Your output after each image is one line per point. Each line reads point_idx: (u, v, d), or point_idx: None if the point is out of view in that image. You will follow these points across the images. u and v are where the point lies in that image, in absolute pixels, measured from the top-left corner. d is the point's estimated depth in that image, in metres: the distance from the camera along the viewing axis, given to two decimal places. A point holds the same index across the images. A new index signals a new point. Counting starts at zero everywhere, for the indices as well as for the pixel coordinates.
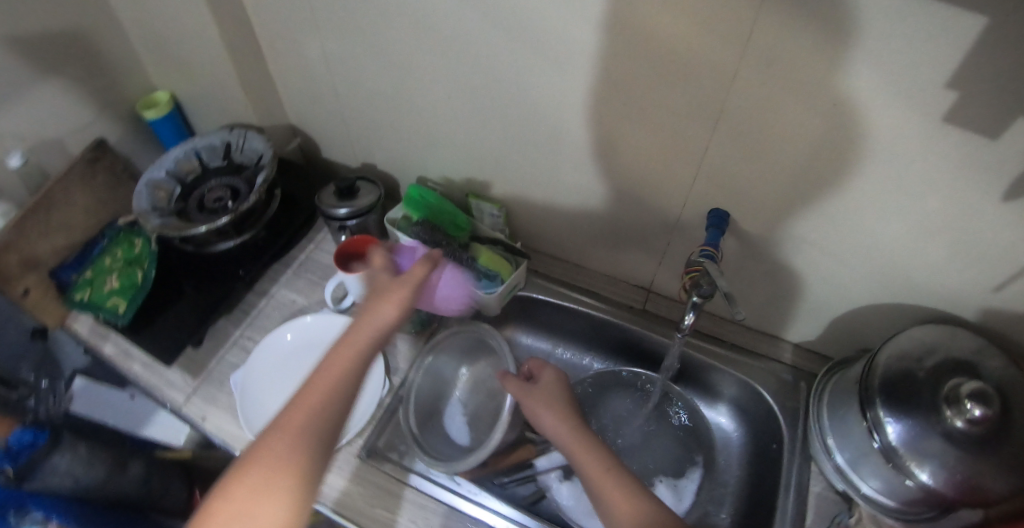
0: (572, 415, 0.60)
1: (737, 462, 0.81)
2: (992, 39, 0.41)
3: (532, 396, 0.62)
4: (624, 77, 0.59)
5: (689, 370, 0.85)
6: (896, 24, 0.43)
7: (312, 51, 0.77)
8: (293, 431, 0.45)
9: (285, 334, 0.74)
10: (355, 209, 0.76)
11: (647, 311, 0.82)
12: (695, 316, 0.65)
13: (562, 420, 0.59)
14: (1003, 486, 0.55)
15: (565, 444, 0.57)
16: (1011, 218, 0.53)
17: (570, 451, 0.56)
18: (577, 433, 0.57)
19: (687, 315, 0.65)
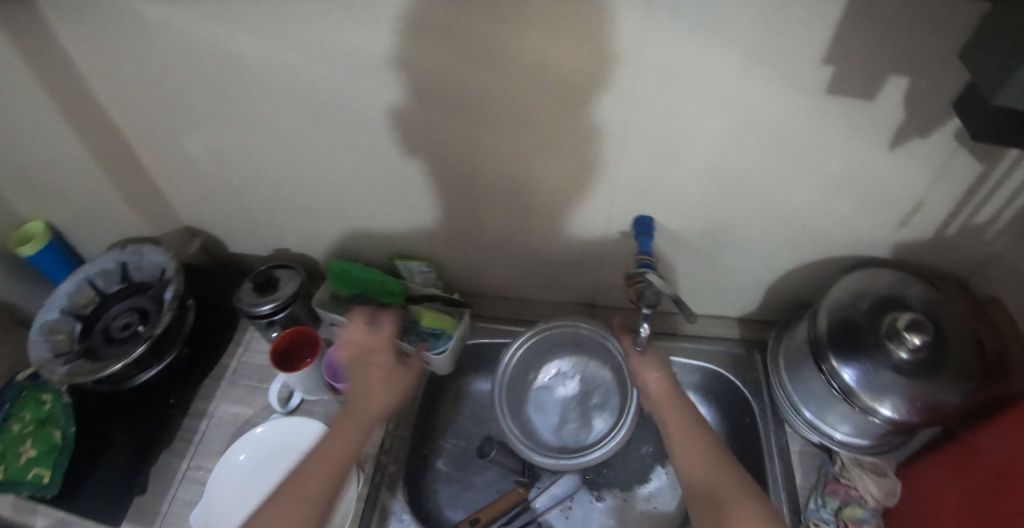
0: (671, 377, 0.67)
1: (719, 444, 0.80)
2: (856, 17, 0.46)
3: (639, 359, 0.69)
4: (527, 113, 0.59)
5: None
6: (774, 18, 0.47)
7: (197, 151, 0.72)
8: (310, 480, 0.54)
9: (239, 455, 0.68)
10: (279, 301, 0.73)
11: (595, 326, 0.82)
12: (649, 326, 0.65)
13: (663, 383, 0.66)
14: (954, 398, 0.60)
15: (659, 397, 0.66)
16: (900, 161, 0.59)
17: (662, 406, 0.65)
18: (671, 392, 0.65)
19: (642, 328, 0.65)
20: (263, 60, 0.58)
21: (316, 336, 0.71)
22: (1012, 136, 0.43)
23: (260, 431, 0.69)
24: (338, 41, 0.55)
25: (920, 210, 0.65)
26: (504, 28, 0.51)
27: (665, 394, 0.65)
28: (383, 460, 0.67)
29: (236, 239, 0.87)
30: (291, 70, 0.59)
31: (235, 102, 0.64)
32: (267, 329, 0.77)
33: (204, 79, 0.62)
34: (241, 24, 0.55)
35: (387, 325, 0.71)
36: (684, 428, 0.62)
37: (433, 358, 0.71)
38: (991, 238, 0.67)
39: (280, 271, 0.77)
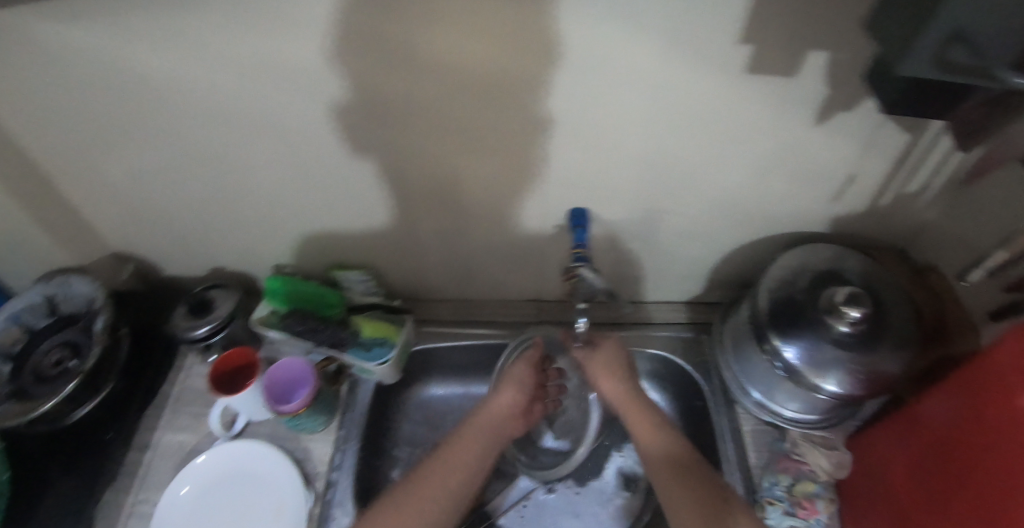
0: (627, 381, 0.66)
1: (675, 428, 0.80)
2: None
3: (593, 364, 0.68)
4: (446, 112, 0.57)
5: None
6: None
7: (113, 175, 0.69)
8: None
9: (182, 488, 0.65)
10: (215, 323, 0.71)
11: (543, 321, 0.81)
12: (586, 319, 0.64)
13: (621, 386, 0.66)
14: (893, 367, 0.61)
15: (618, 402, 0.65)
16: (828, 136, 0.59)
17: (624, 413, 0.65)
18: (631, 395, 0.65)
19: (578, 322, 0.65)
20: (164, 76, 0.55)
21: (255, 356, 0.69)
22: (923, 106, 0.42)
23: (202, 460, 0.67)
24: (241, 51, 0.52)
25: (852, 184, 0.65)
26: (414, 30, 0.49)
27: (624, 397, 0.65)
28: (335, 476, 0.67)
29: (169, 261, 0.84)
30: (197, 84, 0.56)
31: (144, 121, 0.61)
32: (205, 351, 0.74)
33: (105, 99, 0.58)
34: (133, 38, 0.51)
35: (325, 338, 0.68)
36: (646, 426, 0.62)
37: (373, 368, 0.70)
38: (923, 205, 0.68)
39: (214, 291, 0.74)
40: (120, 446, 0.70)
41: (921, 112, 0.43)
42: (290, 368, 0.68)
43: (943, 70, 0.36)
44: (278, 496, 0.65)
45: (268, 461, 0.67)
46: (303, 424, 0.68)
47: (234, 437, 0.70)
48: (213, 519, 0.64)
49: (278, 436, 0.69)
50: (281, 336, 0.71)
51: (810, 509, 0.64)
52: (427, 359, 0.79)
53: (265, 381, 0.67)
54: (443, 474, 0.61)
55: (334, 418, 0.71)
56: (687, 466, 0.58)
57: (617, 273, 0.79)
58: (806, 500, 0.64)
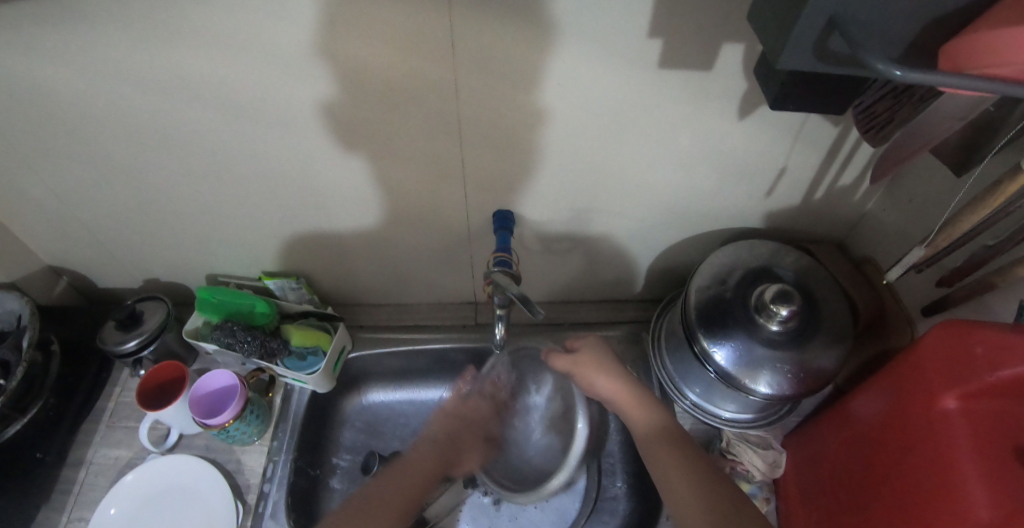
0: (628, 378, 0.62)
1: None
2: None
3: (579, 365, 0.65)
4: (356, 115, 0.55)
5: None
6: None
7: (33, 189, 0.67)
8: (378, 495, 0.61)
9: (111, 508, 0.65)
10: (144, 336, 0.69)
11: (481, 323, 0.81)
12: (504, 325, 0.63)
13: (610, 380, 0.62)
14: (827, 364, 0.60)
15: (618, 396, 0.61)
16: (752, 132, 0.58)
17: (624, 412, 0.61)
18: (631, 391, 0.61)
19: (496, 328, 0.63)
20: (65, 87, 0.53)
21: (184, 369, 0.68)
22: (812, 100, 0.42)
23: (132, 477, 0.66)
24: (139, 59, 0.50)
25: (784, 178, 0.64)
26: (313, 34, 0.47)
27: (622, 391, 0.61)
28: (267, 488, 0.66)
29: (104, 273, 0.82)
30: (99, 94, 0.54)
31: (54, 134, 0.59)
32: (136, 365, 0.73)
33: (8, 112, 0.56)
34: (24, 50, 0.49)
35: (255, 348, 0.67)
36: (644, 418, 0.58)
37: (304, 378, 0.68)
38: (859, 198, 0.67)
39: (144, 304, 0.73)
40: (53, 463, 0.70)
41: (810, 109, 0.43)
42: (221, 379, 0.67)
43: (820, 59, 0.35)
44: (208, 511, 0.65)
45: (200, 477, 0.67)
46: (235, 437, 0.66)
47: (167, 451, 0.69)
48: None
49: (212, 448, 0.69)
50: (214, 347, 0.70)
51: None
52: (365, 365, 0.78)
53: (192, 395, 0.66)
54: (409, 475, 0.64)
55: (267, 428, 0.70)
56: (674, 443, 0.55)
57: (556, 273, 0.78)
58: None
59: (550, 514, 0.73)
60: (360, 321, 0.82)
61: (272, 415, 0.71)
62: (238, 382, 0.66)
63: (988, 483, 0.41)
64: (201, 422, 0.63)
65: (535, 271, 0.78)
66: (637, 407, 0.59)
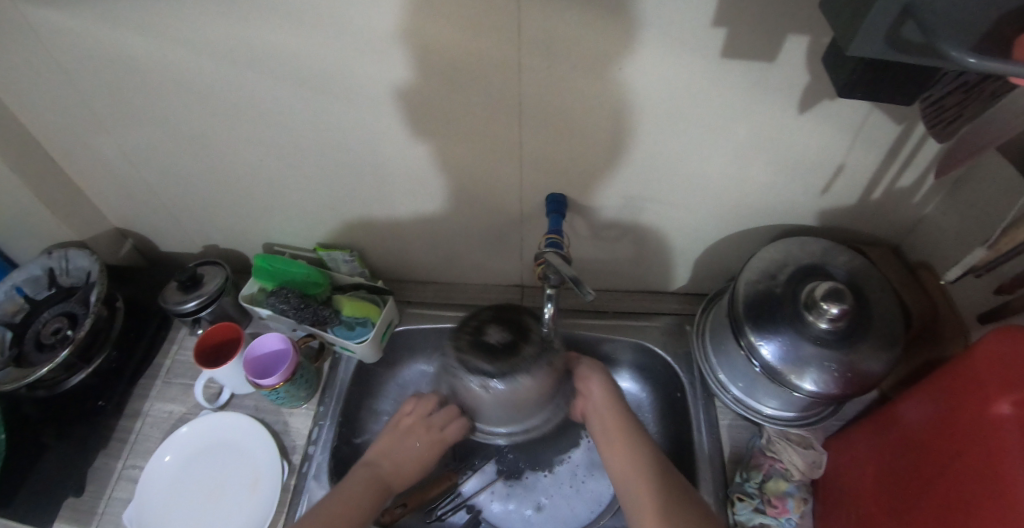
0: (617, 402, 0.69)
1: (653, 418, 0.81)
2: None
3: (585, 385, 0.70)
4: (417, 91, 0.57)
5: (582, 349, 0.84)
6: None
7: (108, 152, 0.71)
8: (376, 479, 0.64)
9: (165, 456, 0.69)
10: (203, 298, 0.72)
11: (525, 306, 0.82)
12: (553, 306, 0.63)
13: (602, 392, 0.70)
14: (876, 366, 0.59)
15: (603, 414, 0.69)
16: (813, 127, 0.57)
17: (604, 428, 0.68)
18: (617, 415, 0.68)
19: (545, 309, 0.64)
20: (149, 55, 0.56)
21: (240, 331, 0.71)
22: (877, 90, 0.42)
23: (186, 429, 0.70)
24: (220, 30, 0.53)
25: (841, 176, 0.63)
26: (383, 11, 0.49)
27: (608, 410, 0.68)
28: (312, 450, 0.68)
29: (166, 237, 0.86)
30: (182, 65, 0.57)
31: (133, 99, 0.62)
32: (194, 325, 0.77)
33: (94, 76, 0.60)
34: (117, 18, 0.53)
35: (308, 315, 0.70)
36: (620, 443, 0.65)
37: (354, 346, 0.71)
38: (918, 200, 0.66)
39: (205, 268, 0.76)
40: (111, 413, 0.74)
41: (873, 100, 0.43)
42: (274, 341, 0.70)
43: (891, 48, 0.35)
44: (256, 467, 0.68)
45: (248, 434, 0.70)
46: (284, 399, 0.69)
47: (218, 408, 0.72)
48: (195, 486, 0.68)
49: (261, 408, 0.72)
50: (269, 313, 0.73)
51: (780, 507, 0.64)
52: (408, 339, 0.80)
53: (246, 356, 0.69)
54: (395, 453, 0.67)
55: (315, 393, 0.72)
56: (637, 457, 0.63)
57: (601, 261, 0.79)
58: (776, 499, 0.64)
59: (582, 497, 0.74)
60: (406, 297, 0.84)
61: (320, 381, 0.73)
62: (290, 346, 0.69)
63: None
64: (253, 382, 0.66)
65: (579, 258, 0.79)
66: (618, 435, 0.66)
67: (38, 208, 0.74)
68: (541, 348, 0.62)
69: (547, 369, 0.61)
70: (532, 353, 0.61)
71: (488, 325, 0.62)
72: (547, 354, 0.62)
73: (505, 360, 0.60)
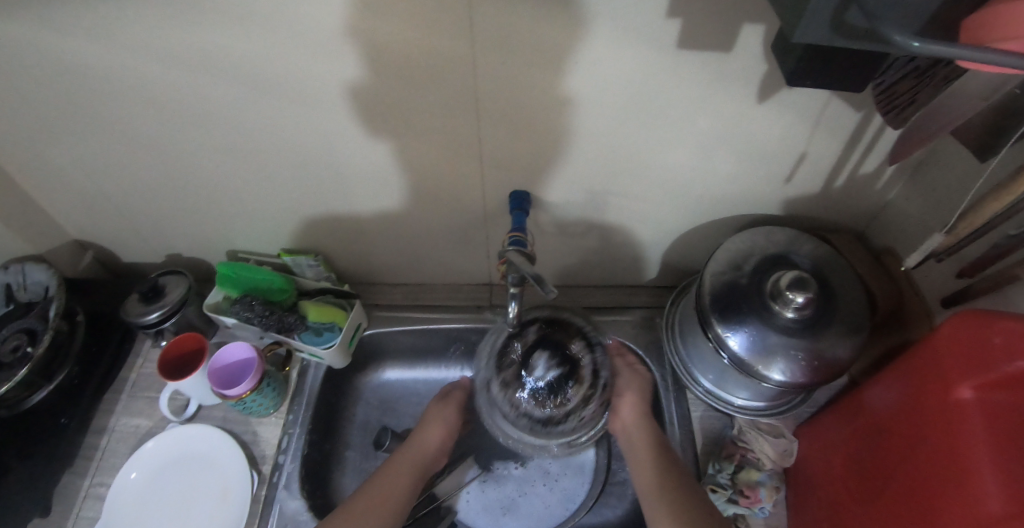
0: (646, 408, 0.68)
1: None
2: None
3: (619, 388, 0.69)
4: (374, 91, 0.56)
5: None
6: None
7: (59, 162, 0.69)
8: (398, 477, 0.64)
9: (131, 473, 0.67)
10: (165, 308, 0.71)
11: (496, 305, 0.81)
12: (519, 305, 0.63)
13: (633, 411, 0.67)
14: (842, 353, 0.59)
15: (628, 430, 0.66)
16: (772, 116, 0.57)
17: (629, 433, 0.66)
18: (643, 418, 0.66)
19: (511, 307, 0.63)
20: (92, 61, 0.54)
21: (204, 342, 0.69)
22: (829, 78, 0.42)
23: (152, 444, 0.69)
24: (163, 33, 0.51)
25: (803, 164, 0.63)
26: (332, 9, 0.48)
27: (636, 429, 0.66)
28: (281, 460, 0.67)
29: (126, 247, 0.84)
30: (126, 69, 0.55)
31: (80, 107, 0.60)
32: (157, 337, 0.75)
33: (36, 84, 0.58)
34: (53, 23, 0.51)
35: (273, 323, 0.70)
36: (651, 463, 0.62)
37: (322, 353, 0.70)
38: (880, 186, 0.66)
39: (167, 278, 0.75)
40: (75, 431, 0.72)
41: (827, 88, 0.43)
42: (240, 350, 0.69)
43: (837, 35, 0.34)
44: (225, 479, 0.67)
45: (217, 446, 0.69)
46: (251, 408, 0.68)
47: (186, 421, 0.71)
48: (163, 502, 0.66)
49: (229, 419, 0.71)
50: (234, 321, 0.72)
51: (752, 497, 0.64)
52: (379, 342, 0.79)
53: (211, 367, 0.68)
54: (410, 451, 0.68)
55: (284, 401, 0.71)
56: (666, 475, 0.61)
57: (570, 257, 0.79)
58: (748, 489, 0.64)
59: (556, 495, 0.74)
60: (375, 300, 0.83)
61: (288, 389, 0.72)
62: (255, 355, 0.68)
63: (1000, 474, 0.40)
64: (219, 393, 0.65)
65: (549, 254, 0.78)
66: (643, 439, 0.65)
67: None
68: (590, 387, 0.64)
69: (592, 412, 0.63)
70: (580, 393, 0.63)
71: (539, 353, 0.63)
72: (597, 394, 0.64)
73: (554, 399, 0.62)
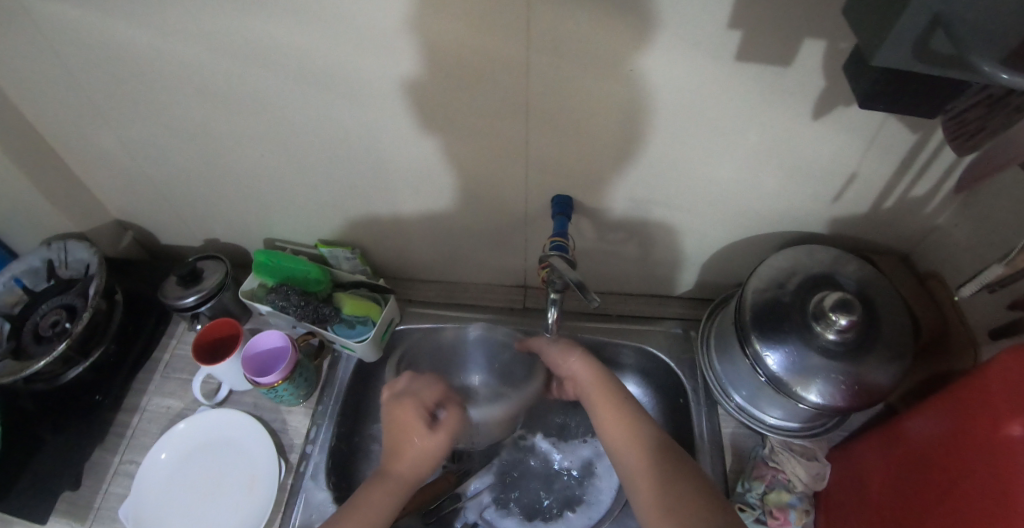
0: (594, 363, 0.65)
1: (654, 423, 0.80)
2: None
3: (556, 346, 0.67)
4: (426, 91, 0.56)
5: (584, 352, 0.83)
6: None
7: (110, 143, 0.70)
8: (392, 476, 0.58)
9: (162, 453, 0.68)
10: (203, 293, 0.72)
11: (527, 308, 0.81)
12: (557, 310, 0.63)
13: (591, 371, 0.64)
14: (884, 378, 0.58)
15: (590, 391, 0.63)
16: (827, 134, 0.56)
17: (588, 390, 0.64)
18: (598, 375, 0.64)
19: (549, 312, 0.63)
20: (152, 47, 0.55)
21: (240, 327, 0.70)
22: (899, 100, 0.41)
23: (183, 427, 0.69)
24: (222, 22, 0.52)
25: (853, 183, 0.62)
26: (391, 5, 0.48)
27: (596, 386, 0.63)
28: (309, 450, 0.68)
29: (166, 230, 0.86)
30: (183, 56, 0.56)
31: (135, 91, 0.61)
32: (193, 320, 0.76)
33: (95, 67, 0.59)
34: (119, 9, 0.52)
35: (308, 313, 0.70)
36: (628, 428, 0.59)
37: (354, 346, 0.70)
38: (931, 210, 0.64)
39: (205, 262, 0.76)
40: (109, 408, 0.73)
41: (896, 110, 0.42)
42: (271, 339, 0.69)
43: (918, 60, 0.34)
44: (253, 466, 0.67)
45: (247, 432, 0.69)
46: (282, 397, 0.68)
47: (217, 406, 0.72)
48: (192, 484, 0.67)
49: (259, 406, 0.71)
50: (269, 309, 0.72)
51: (781, 519, 0.63)
52: (408, 338, 0.79)
53: (245, 353, 0.68)
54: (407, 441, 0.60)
55: (314, 391, 0.72)
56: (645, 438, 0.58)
57: (605, 263, 0.78)
58: (778, 511, 0.63)
59: (579, 502, 0.74)
60: (406, 295, 0.83)
61: (319, 380, 0.73)
62: (290, 344, 0.68)
63: None
64: (252, 380, 0.65)
65: (584, 260, 0.78)
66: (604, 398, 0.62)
67: (37, 198, 0.73)
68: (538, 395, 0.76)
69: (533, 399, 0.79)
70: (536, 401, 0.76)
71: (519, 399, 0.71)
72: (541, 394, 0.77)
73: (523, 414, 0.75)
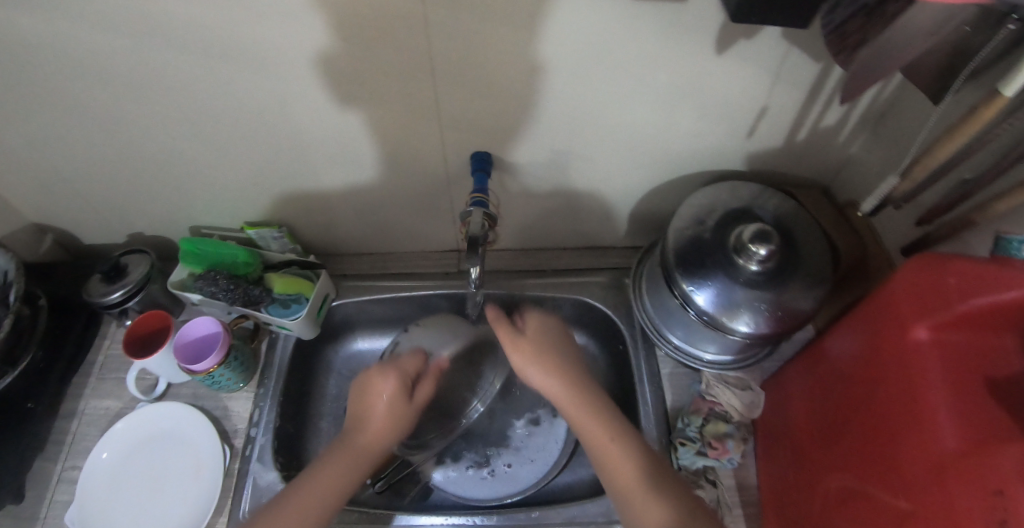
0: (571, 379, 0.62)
1: (598, 372, 0.83)
2: None
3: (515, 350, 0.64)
4: (329, 56, 0.54)
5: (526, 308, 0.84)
6: None
7: (9, 143, 0.66)
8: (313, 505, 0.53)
9: (103, 452, 0.67)
10: (128, 287, 0.70)
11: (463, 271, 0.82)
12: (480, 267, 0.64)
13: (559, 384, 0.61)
14: (805, 303, 0.60)
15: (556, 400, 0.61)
16: (734, 69, 0.57)
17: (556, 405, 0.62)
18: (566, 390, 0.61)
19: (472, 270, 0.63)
20: (25, 33, 0.51)
21: (170, 318, 0.68)
22: (771, 13, 0.42)
23: (122, 424, 0.68)
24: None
25: (765, 117, 0.63)
26: None
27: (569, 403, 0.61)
28: (253, 433, 0.67)
29: (88, 228, 0.82)
30: (63, 41, 0.52)
31: (20, 82, 0.57)
32: (122, 316, 0.74)
33: None
34: None
35: (238, 296, 0.68)
36: (611, 449, 0.57)
37: (289, 323, 0.70)
38: (843, 140, 0.66)
39: (129, 258, 0.73)
40: (45, 416, 0.71)
41: (771, 22, 0.42)
42: (203, 326, 0.68)
43: None
44: (199, 454, 0.67)
45: (189, 422, 0.68)
46: (221, 383, 0.67)
47: (156, 400, 0.71)
48: (138, 480, 0.66)
49: (199, 395, 0.71)
50: (199, 297, 0.71)
51: (721, 448, 0.65)
52: (348, 313, 0.79)
53: (177, 342, 0.67)
54: (325, 473, 0.56)
55: (254, 375, 0.71)
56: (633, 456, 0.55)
57: (538, 220, 0.79)
58: (717, 441, 0.65)
59: (532, 460, 0.75)
60: (343, 270, 0.83)
61: (258, 362, 0.72)
62: (221, 329, 0.67)
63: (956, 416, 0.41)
64: (186, 368, 0.64)
65: (518, 219, 0.78)
66: (585, 418, 0.59)
67: None
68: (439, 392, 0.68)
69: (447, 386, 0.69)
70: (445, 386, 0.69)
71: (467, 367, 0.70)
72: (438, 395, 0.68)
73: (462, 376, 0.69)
